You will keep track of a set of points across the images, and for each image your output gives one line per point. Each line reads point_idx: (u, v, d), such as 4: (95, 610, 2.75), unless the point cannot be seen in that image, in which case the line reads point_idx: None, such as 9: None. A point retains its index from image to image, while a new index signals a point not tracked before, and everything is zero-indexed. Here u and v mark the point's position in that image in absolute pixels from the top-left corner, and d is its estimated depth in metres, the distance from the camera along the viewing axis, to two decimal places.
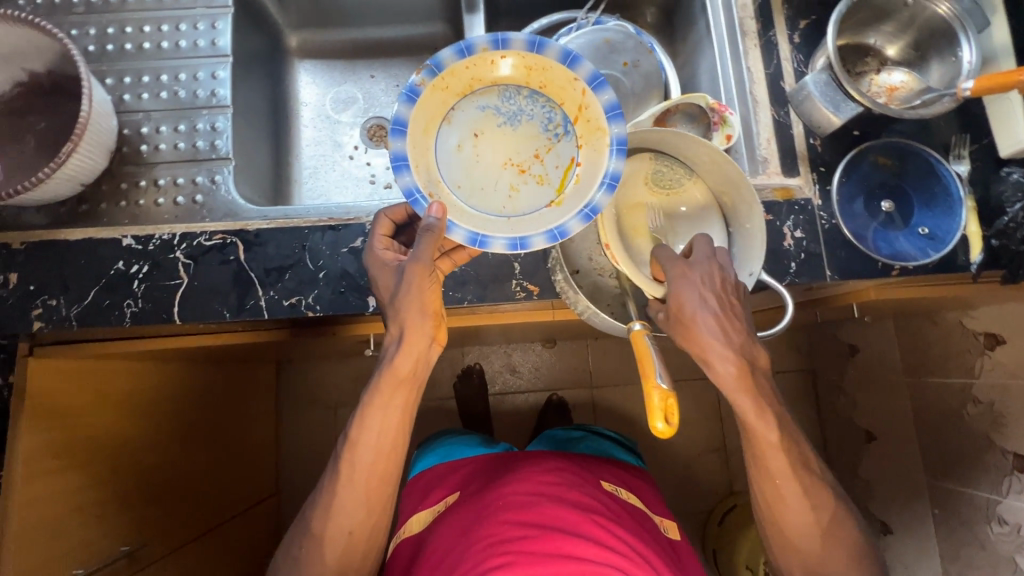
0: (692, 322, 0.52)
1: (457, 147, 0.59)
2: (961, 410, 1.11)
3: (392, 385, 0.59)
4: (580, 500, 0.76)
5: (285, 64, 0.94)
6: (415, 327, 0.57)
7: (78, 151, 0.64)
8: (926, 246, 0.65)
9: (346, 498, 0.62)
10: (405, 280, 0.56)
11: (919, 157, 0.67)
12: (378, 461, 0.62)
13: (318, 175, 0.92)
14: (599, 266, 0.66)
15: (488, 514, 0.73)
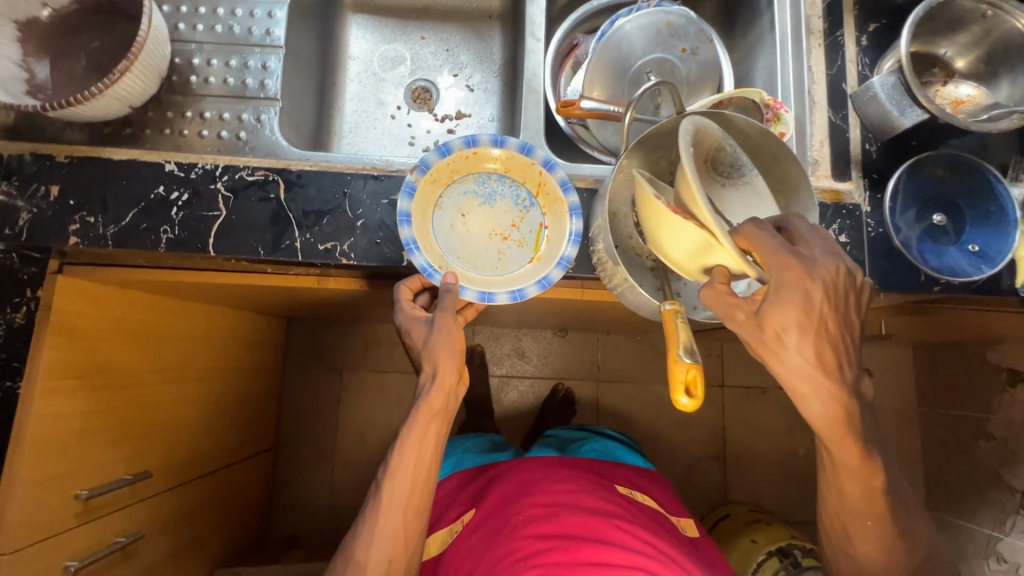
0: (787, 341, 0.50)
1: (450, 226, 0.66)
2: (974, 443, 1.09)
3: (426, 419, 0.63)
4: (601, 507, 0.77)
5: (338, 16, 0.93)
6: (447, 364, 0.62)
7: (131, 73, 0.63)
8: (974, 261, 0.63)
9: (386, 525, 0.63)
10: (438, 327, 0.62)
11: (979, 173, 0.64)
12: (414, 491, 0.64)
13: (359, 130, 0.92)
14: (638, 245, 0.64)
15: (513, 526, 0.75)
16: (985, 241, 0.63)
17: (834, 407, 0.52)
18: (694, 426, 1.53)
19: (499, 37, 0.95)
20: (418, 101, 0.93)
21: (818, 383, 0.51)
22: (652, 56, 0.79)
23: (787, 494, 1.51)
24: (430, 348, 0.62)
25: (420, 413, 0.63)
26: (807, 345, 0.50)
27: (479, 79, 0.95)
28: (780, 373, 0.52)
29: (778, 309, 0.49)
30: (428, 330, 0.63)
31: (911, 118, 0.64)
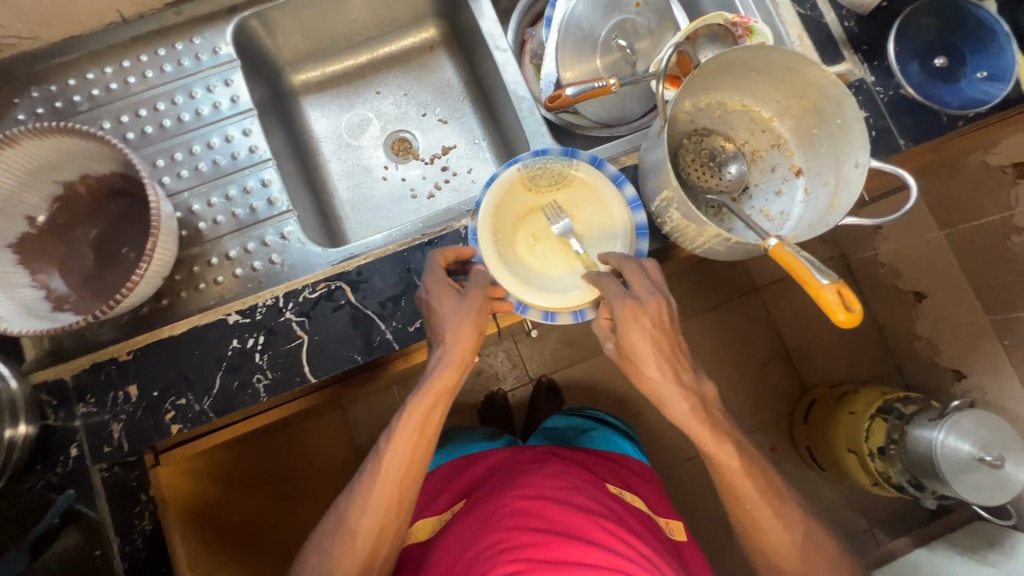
0: (644, 360, 0.58)
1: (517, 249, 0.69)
2: (1005, 240, 1.15)
3: (435, 396, 0.59)
4: (586, 505, 0.68)
5: (294, 106, 0.91)
6: (460, 334, 0.59)
7: (158, 246, 0.62)
8: (988, 89, 0.67)
9: (376, 503, 0.60)
10: (464, 301, 0.59)
11: (960, 7, 0.69)
12: (408, 466, 0.61)
13: (360, 205, 0.90)
14: (706, 184, 0.66)
15: (496, 516, 0.67)
16: (989, 65, 0.68)
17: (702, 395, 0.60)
18: (749, 335, 1.57)
19: (448, 62, 0.94)
20: (401, 153, 0.93)
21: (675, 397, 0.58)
22: (611, 20, 0.82)
23: (855, 359, 1.56)
24: (449, 318, 0.59)
25: (425, 391, 0.59)
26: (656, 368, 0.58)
27: (448, 110, 0.94)
28: (644, 383, 0.60)
29: (636, 343, 0.58)
30: (455, 303, 0.60)
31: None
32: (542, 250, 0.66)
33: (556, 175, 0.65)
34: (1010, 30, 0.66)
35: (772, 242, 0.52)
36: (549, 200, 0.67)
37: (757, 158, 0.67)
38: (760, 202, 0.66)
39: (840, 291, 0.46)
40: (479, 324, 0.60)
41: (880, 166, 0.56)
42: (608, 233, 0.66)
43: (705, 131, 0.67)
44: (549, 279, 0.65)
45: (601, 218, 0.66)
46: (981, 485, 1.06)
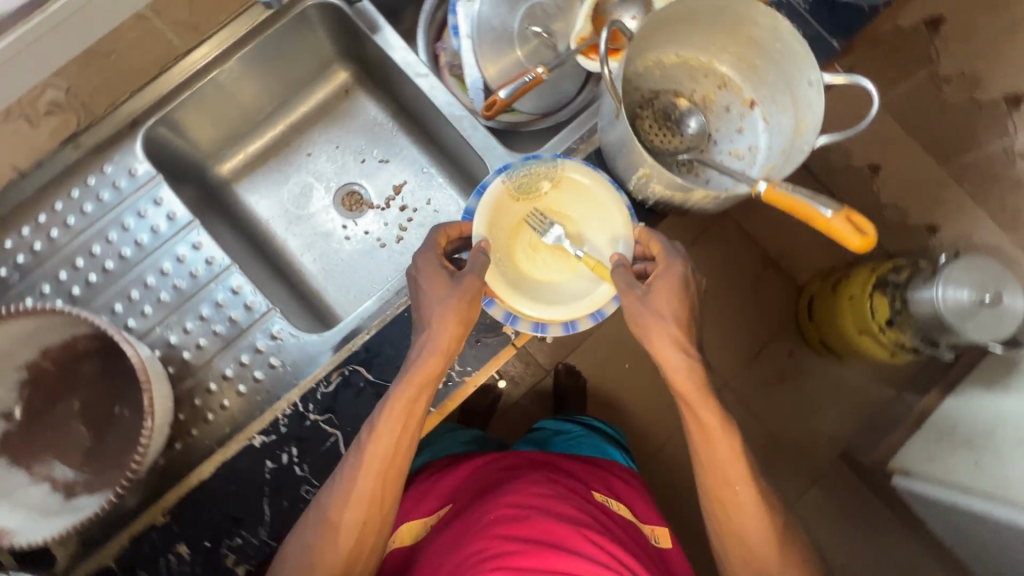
0: (661, 303, 0.60)
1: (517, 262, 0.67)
2: None
3: (420, 385, 0.58)
4: (571, 514, 0.71)
5: (229, 198, 0.85)
6: (445, 320, 0.58)
7: (155, 398, 0.58)
8: None
9: (358, 499, 0.57)
10: (461, 285, 0.58)
11: None
12: (391, 459, 0.58)
13: (332, 272, 0.87)
14: (670, 146, 0.65)
15: (484, 523, 0.69)
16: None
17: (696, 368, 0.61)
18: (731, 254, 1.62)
19: (369, 100, 0.89)
20: (355, 206, 0.89)
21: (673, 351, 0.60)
22: (520, 10, 0.79)
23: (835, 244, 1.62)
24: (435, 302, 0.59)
25: (406, 378, 0.58)
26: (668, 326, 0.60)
27: (386, 149, 0.90)
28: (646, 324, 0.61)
29: (659, 294, 0.60)
30: (447, 287, 0.59)
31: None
32: (543, 258, 0.65)
33: (543, 180, 0.64)
34: None
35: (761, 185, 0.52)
36: (540, 204, 0.65)
37: (710, 104, 0.67)
38: (726, 145, 0.66)
39: (847, 220, 0.48)
40: (463, 317, 0.59)
41: (832, 79, 0.57)
42: (607, 228, 0.65)
43: (655, 92, 0.65)
44: (557, 286, 0.64)
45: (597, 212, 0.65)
46: (985, 326, 1.13)
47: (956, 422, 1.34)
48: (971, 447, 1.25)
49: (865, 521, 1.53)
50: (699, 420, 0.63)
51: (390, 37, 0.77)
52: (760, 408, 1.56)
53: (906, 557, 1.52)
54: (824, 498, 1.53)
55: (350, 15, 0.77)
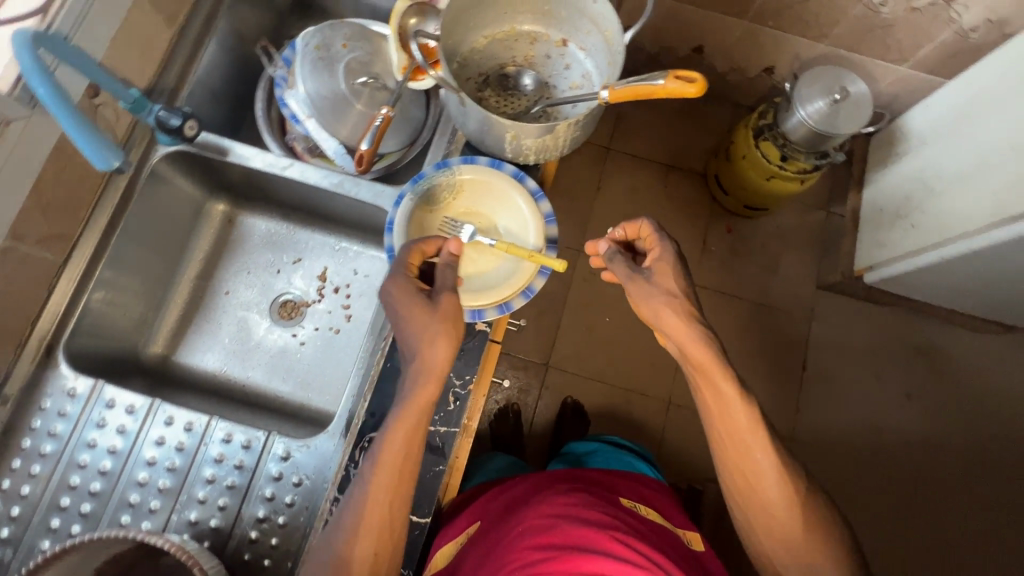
0: (657, 285, 0.79)
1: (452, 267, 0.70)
2: None
3: (418, 408, 0.61)
4: (600, 517, 0.75)
5: (176, 370, 0.86)
6: (432, 343, 0.61)
7: (207, 569, 0.57)
8: None
9: (368, 530, 0.58)
10: (439, 308, 0.62)
11: None
12: (395, 487, 0.60)
13: (307, 378, 0.88)
14: (520, 106, 0.73)
15: (515, 537, 0.74)
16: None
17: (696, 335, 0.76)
18: (634, 181, 1.75)
19: (254, 217, 0.93)
20: (294, 312, 0.91)
21: (687, 323, 0.76)
22: (339, 71, 0.83)
23: (707, 125, 1.78)
24: (411, 335, 0.62)
25: (400, 417, 0.60)
26: (673, 306, 0.77)
27: (293, 250, 0.94)
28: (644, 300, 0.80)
29: (661, 278, 0.80)
30: (428, 314, 0.62)
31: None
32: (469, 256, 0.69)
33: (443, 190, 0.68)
34: None
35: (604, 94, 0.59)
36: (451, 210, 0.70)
37: (532, 57, 0.75)
38: (565, 83, 0.74)
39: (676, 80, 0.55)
40: (450, 331, 0.62)
41: None
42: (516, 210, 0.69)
43: (485, 73, 0.74)
44: (487, 275, 0.67)
45: (497, 200, 0.69)
46: (851, 116, 1.29)
47: (882, 204, 1.50)
48: (905, 216, 1.40)
49: (870, 324, 1.65)
50: (715, 388, 0.75)
51: (242, 151, 0.81)
52: (734, 287, 1.67)
53: (917, 332, 1.65)
54: (827, 327, 1.65)
55: (196, 151, 0.80)
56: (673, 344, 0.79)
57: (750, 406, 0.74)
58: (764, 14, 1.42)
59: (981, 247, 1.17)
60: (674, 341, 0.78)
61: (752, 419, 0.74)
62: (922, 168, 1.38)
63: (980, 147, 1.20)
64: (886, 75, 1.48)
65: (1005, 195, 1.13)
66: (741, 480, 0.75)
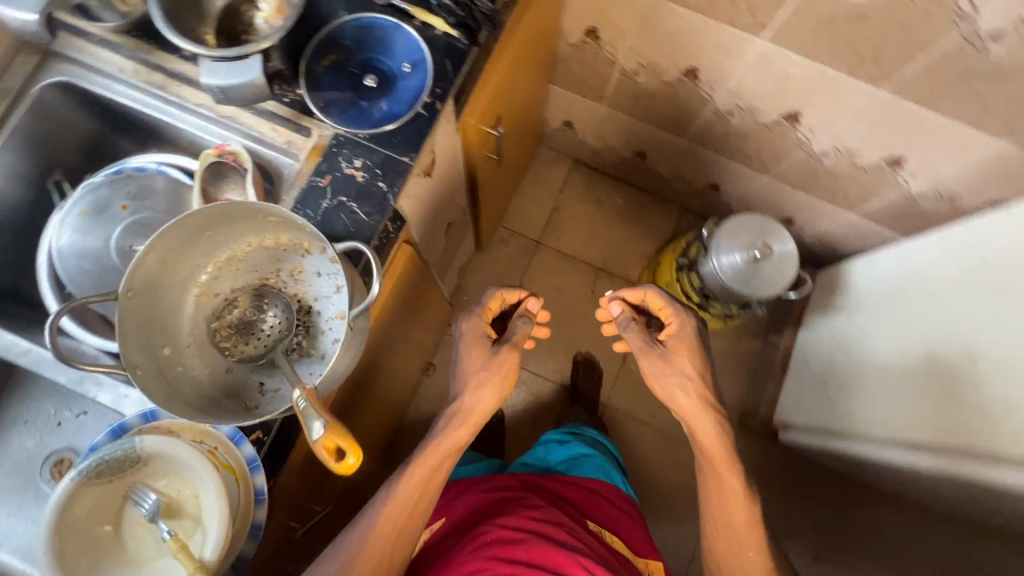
0: (670, 363, 0.84)
1: (120, 551, 0.54)
2: (639, 84, 1.22)
3: (443, 454, 0.80)
4: (564, 538, 0.78)
5: None
6: (478, 392, 0.83)
7: None
8: (420, 73, 0.68)
9: (366, 558, 0.72)
10: (495, 355, 0.84)
11: (346, 30, 0.68)
12: (399, 520, 0.75)
13: None
14: (273, 337, 0.61)
15: (479, 542, 0.76)
16: (405, 57, 0.69)
17: (706, 421, 0.80)
18: (561, 285, 1.61)
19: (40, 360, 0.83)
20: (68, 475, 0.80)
21: (703, 409, 0.81)
22: (113, 236, 0.73)
23: (650, 231, 1.64)
24: (470, 377, 0.84)
25: (438, 449, 0.79)
26: (688, 390, 0.82)
27: (77, 403, 0.82)
28: (656, 376, 0.84)
29: (676, 357, 0.84)
30: (487, 357, 0.85)
31: (256, 65, 0.61)
32: (146, 538, 0.55)
33: (124, 461, 0.54)
34: (392, 20, 0.68)
35: (298, 397, 0.46)
36: (140, 474, 0.56)
37: (297, 274, 0.63)
38: (332, 309, 0.62)
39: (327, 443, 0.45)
40: (498, 380, 0.84)
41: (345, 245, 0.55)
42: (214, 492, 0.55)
43: (239, 294, 0.62)
44: (158, 569, 0.53)
45: (194, 475, 0.56)
46: (772, 277, 1.16)
47: (810, 360, 1.36)
48: (827, 382, 1.27)
49: (793, 472, 1.52)
50: (722, 479, 0.79)
51: None
52: (649, 415, 1.54)
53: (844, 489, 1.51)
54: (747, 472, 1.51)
55: None
56: (683, 423, 0.84)
57: (751, 503, 0.79)
58: (703, 136, 1.28)
59: (882, 463, 1.05)
60: (688, 423, 0.83)
61: (757, 520, 0.78)
62: (851, 333, 1.24)
63: (903, 342, 1.06)
64: (833, 218, 1.32)
65: (912, 419, 0.99)
66: (728, 560, 0.77)
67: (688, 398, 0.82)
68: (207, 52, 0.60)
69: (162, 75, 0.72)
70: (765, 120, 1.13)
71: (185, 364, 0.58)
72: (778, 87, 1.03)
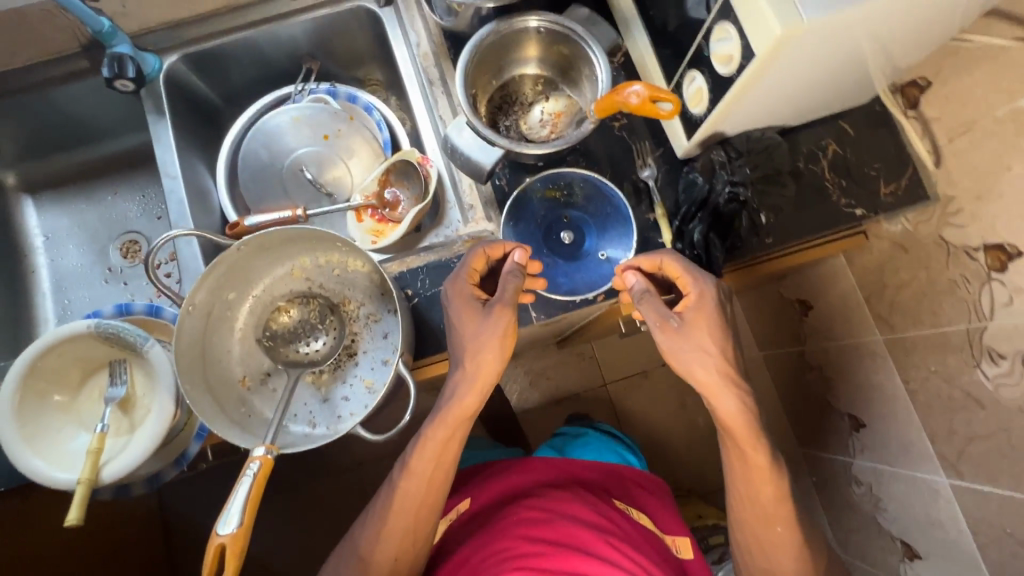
0: (693, 337, 0.57)
1: (62, 403, 0.57)
2: (804, 374, 1.09)
3: (452, 424, 0.60)
4: (599, 521, 0.62)
5: (10, 205, 0.89)
6: (483, 350, 0.57)
7: None
8: (607, 270, 0.64)
9: (390, 533, 0.59)
10: (489, 317, 0.57)
11: (585, 184, 0.66)
12: (417, 497, 0.60)
13: (67, 317, 0.88)
14: (309, 357, 0.62)
15: (505, 524, 0.62)
16: (608, 247, 0.65)
17: (735, 406, 0.56)
18: None
19: None
20: (130, 256, 0.91)
21: (726, 386, 0.56)
22: (296, 152, 0.79)
23: None
24: (468, 339, 0.58)
25: (450, 411, 0.59)
26: (706, 354, 0.56)
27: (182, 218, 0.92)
28: (672, 357, 0.57)
29: (697, 333, 0.57)
30: (477, 322, 0.58)
31: (495, 155, 0.61)
32: (90, 410, 0.59)
33: (129, 343, 0.58)
34: (630, 214, 0.64)
35: (250, 467, 0.46)
36: (131, 359, 0.60)
37: (371, 323, 0.63)
38: (366, 377, 0.62)
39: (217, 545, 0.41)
40: (505, 336, 0.58)
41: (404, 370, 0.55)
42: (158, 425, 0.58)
43: (319, 296, 0.63)
44: (74, 438, 0.56)
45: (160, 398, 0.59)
46: None
47: None
48: None
49: None
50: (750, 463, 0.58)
51: (167, 138, 0.76)
52: None
53: None
54: None
55: (142, 92, 0.76)
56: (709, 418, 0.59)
57: (780, 478, 0.59)
58: (818, 465, 1.12)
59: None
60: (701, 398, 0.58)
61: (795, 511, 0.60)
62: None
63: None
64: None
65: None
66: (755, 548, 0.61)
67: (705, 363, 0.56)
68: (468, 114, 0.59)
69: (439, 76, 0.74)
70: (882, 524, 0.96)
71: (235, 311, 0.60)
72: (918, 523, 0.85)
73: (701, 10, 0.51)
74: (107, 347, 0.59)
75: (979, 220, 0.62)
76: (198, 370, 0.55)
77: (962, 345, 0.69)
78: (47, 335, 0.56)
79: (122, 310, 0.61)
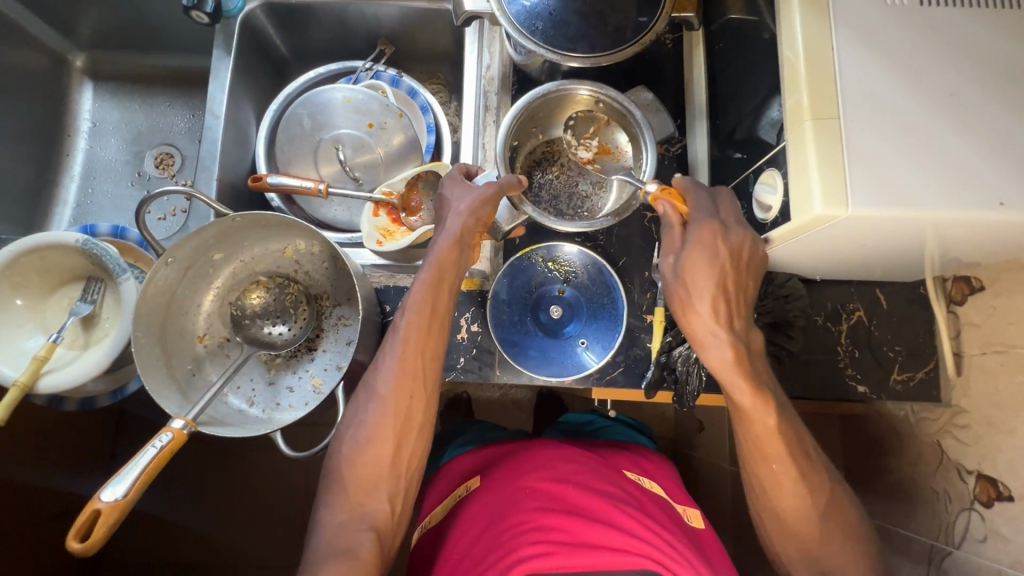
0: (700, 277, 0.49)
1: (30, 302, 0.59)
2: None
3: (432, 285, 0.54)
4: (608, 488, 0.54)
5: (70, 83, 0.92)
6: (466, 221, 0.55)
7: None
8: (580, 358, 0.62)
9: (369, 454, 0.52)
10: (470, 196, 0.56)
11: (590, 267, 0.64)
12: (393, 412, 0.52)
13: (84, 203, 0.91)
14: (268, 340, 0.62)
15: (509, 496, 0.54)
16: (590, 337, 0.63)
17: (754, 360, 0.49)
18: None
19: None
20: (160, 167, 0.92)
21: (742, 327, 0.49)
22: (337, 129, 0.78)
23: None
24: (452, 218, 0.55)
25: (431, 268, 0.54)
26: (706, 297, 0.48)
27: None
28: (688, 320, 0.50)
29: (696, 268, 0.49)
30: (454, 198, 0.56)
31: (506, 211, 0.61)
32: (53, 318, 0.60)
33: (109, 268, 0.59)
34: (622, 315, 0.63)
35: (161, 438, 0.46)
36: (109, 282, 0.62)
37: (340, 325, 0.63)
38: (315, 377, 0.62)
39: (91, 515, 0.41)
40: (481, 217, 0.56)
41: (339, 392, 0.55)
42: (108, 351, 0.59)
43: (297, 284, 0.64)
44: (29, 340, 0.58)
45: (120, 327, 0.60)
46: None
47: None
48: None
49: None
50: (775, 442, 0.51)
51: (222, 77, 0.76)
52: None
53: None
54: None
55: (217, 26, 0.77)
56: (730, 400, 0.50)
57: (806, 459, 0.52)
58: None
59: None
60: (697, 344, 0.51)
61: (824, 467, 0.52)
62: None
63: None
64: None
65: None
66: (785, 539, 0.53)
67: (712, 314, 0.49)
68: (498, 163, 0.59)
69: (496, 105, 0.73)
70: None
71: (216, 273, 0.61)
72: None
73: (768, 137, 0.47)
74: (88, 262, 0.60)
75: (982, 443, 0.58)
76: (157, 318, 0.55)
77: (920, 556, 0.64)
78: (36, 235, 0.57)
79: (116, 233, 0.63)
